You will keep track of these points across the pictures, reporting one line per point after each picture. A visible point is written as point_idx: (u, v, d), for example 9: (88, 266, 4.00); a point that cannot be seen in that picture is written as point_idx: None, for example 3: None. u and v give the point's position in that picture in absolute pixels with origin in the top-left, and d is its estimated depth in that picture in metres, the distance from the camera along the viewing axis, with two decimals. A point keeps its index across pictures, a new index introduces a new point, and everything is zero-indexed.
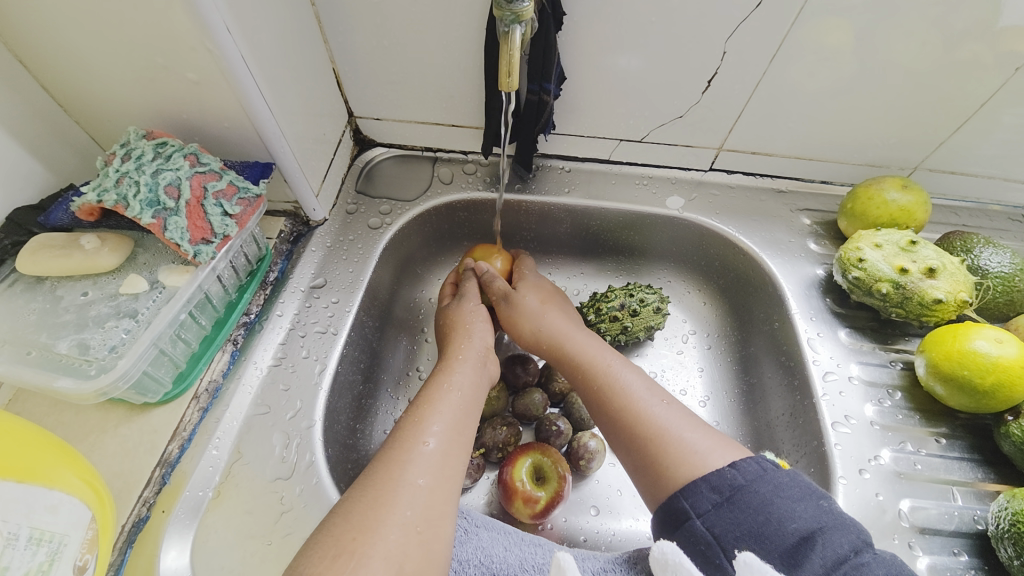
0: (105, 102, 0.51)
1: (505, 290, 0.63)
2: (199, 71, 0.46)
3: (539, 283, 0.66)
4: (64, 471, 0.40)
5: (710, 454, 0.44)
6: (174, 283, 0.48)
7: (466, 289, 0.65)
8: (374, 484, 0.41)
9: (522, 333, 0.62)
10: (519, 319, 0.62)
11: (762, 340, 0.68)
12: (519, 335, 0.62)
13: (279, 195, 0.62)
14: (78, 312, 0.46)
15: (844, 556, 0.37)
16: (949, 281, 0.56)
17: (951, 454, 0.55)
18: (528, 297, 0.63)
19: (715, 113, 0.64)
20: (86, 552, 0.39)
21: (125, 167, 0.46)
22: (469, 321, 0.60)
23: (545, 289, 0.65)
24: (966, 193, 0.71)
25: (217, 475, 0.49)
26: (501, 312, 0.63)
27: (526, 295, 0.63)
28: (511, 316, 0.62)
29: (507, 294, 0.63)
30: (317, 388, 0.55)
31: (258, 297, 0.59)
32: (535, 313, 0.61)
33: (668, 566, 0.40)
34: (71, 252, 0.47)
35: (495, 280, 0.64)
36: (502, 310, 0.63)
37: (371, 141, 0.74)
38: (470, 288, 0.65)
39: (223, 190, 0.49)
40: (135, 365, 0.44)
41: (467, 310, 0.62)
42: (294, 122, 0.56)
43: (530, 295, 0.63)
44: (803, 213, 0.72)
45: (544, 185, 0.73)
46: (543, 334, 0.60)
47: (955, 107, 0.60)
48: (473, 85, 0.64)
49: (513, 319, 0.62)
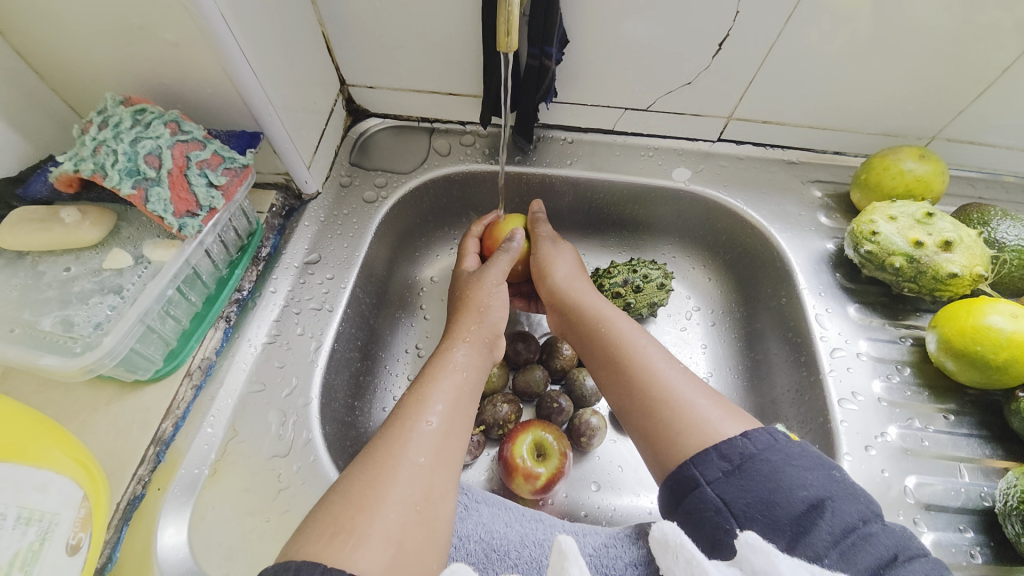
0: (81, 67, 0.48)
1: (552, 236, 0.65)
2: (178, 32, 0.44)
3: (570, 250, 0.64)
4: (52, 450, 0.39)
5: (721, 423, 0.43)
6: (160, 258, 0.46)
7: (483, 262, 0.62)
8: (374, 461, 0.40)
9: (546, 287, 0.61)
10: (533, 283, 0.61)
11: (768, 317, 0.66)
12: (544, 287, 0.61)
13: (268, 167, 0.59)
14: (61, 289, 0.44)
15: (852, 524, 0.36)
16: (965, 255, 0.54)
17: (959, 430, 0.54)
18: (544, 263, 0.62)
19: (725, 79, 0.61)
20: (79, 531, 0.38)
21: (102, 135, 0.43)
22: (484, 299, 0.58)
23: (579, 258, 0.64)
24: (984, 163, 0.68)
25: (212, 452, 0.48)
26: (540, 249, 0.63)
27: (565, 252, 0.63)
28: (546, 259, 0.62)
29: (553, 238, 0.65)
30: (313, 365, 0.54)
31: (250, 274, 0.58)
32: (554, 276, 0.60)
33: (668, 546, 0.39)
34: (51, 226, 0.44)
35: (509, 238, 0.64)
36: (526, 261, 0.63)
37: (364, 111, 0.71)
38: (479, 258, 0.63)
39: (207, 160, 0.46)
40: (122, 342, 0.42)
41: (484, 283, 0.60)
42: (281, 88, 0.53)
43: (567, 253, 0.63)
44: (813, 185, 0.69)
45: (545, 157, 0.70)
46: (570, 293, 0.59)
47: (977, 72, 0.57)
48: (470, 50, 0.60)
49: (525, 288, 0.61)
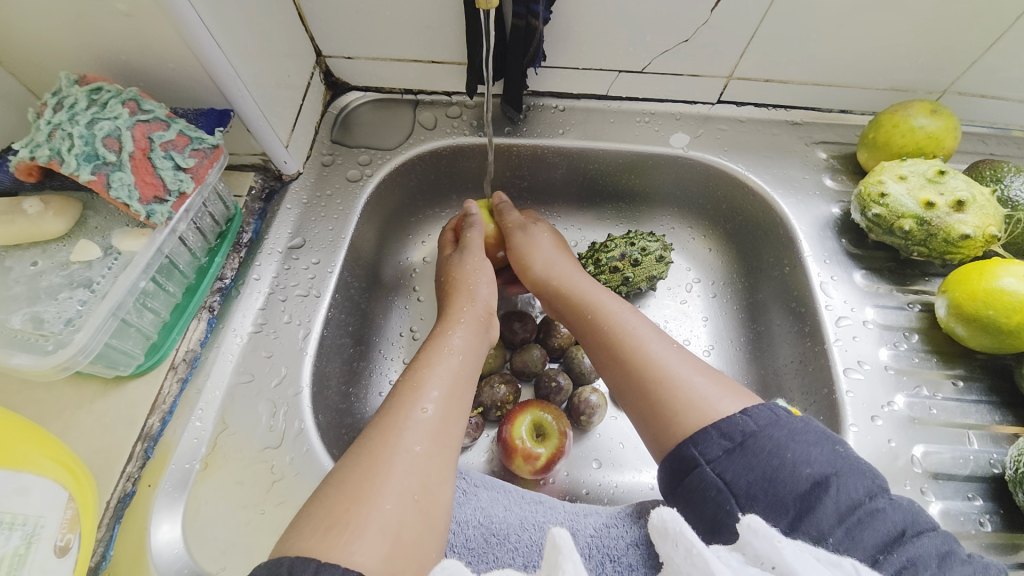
0: (32, 45, 0.45)
1: (521, 221, 0.61)
2: (129, 2, 0.40)
3: (549, 232, 0.62)
4: (32, 453, 0.37)
5: (719, 402, 0.42)
6: (130, 248, 0.44)
7: (472, 242, 0.60)
8: (367, 451, 0.39)
9: (530, 274, 0.59)
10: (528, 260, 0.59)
11: (771, 286, 0.64)
12: (527, 277, 0.59)
13: (244, 147, 0.56)
14: (28, 284, 0.42)
15: (859, 500, 0.35)
16: (978, 215, 0.51)
17: (967, 396, 0.53)
18: (539, 241, 0.60)
19: (725, 35, 0.57)
20: (67, 532, 0.38)
21: (56, 118, 0.40)
22: (474, 281, 0.57)
23: (558, 237, 0.62)
24: (997, 118, 0.65)
25: (203, 446, 0.47)
26: (513, 240, 0.61)
27: (543, 235, 0.61)
28: (523, 248, 0.60)
29: (523, 224, 0.61)
30: (302, 353, 0.52)
31: (232, 261, 0.55)
32: (546, 256, 0.59)
33: (668, 535, 0.36)
34: (13, 218, 0.42)
35: (506, 211, 0.63)
36: (514, 239, 0.60)
37: (344, 84, 0.67)
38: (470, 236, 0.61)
39: (172, 141, 0.43)
40: (95, 338, 0.40)
41: (470, 266, 0.58)
42: (249, 61, 0.49)
43: (544, 236, 0.60)
44: (818, 146, 0.66)
45: (535, 127, 0.67)
46: (555, 278, 0.57)
47: (993, 17, 0.53)
48: (450, 13, 0.56)
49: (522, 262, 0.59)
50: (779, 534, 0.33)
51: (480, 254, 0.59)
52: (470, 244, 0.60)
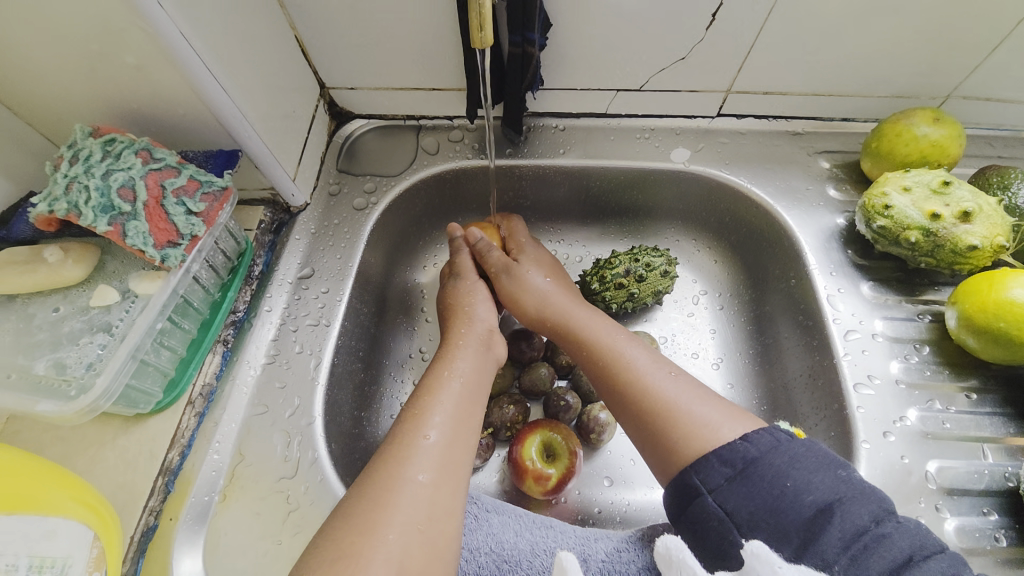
0: (51, 98, 0.47)
1: (504, 262, 0.61)
2: (139, 55, 0.42)
3: (538, 255, 0.63)
4: (59, 496, 0.39)
5: (721, 427, 0.42)
6: (146, 291, 0.45)
7: (466, 269, 0.62)
8: (373, 482, 0.40)
9: (522, 314, 0.59)
10: (522, 296, 0.59)
11: (778, 299, 0.64)
12: (521, 316, 0.59)
13: (252, 182, 0.57)
14: (51, 330, 0.44)
15: (863, 527, 0.35)
16: (985, 226, 0.51)
17: (982, 409, 0.52)
18: (532, 274, 0.60)
19: (721, 51, 0.58)
20: (94, 570, 0.39)
21: (73, 171, 0.42)
22: (471, 302, 0.58)
23: (546, 263, 0.62)
24: (1003, 119, 0.64)
25: (221, 478, 0.48)
26: (500, 285, 0.60)
27: (529, 270, 0.60)
28: (511, 292, 0.60)
29: (507, 267, 0.60)
30: (314, 383, 0.54)
31: (245, 293, 0.57)
32: (539, 291, 0.58)
33: (672, 563, 0.40)
34: (35, 267, 0.44)
35: (489, 250, 0.62)
36: (502, 283, 0.60)
37: (348, 114, 0.68)
38: (467, 264, 0.62)
39: (183, 186, 0.45)
40: (116, 381, 0.42)
41: (467, 290, 0.60)
42: (256, 101, 0.51)
43: (531, 270, 0.60)
44: (821, 155, 0.66)
45: (536, 147, 0.67)
46: (546, 313, 0.57)
47: (990, 23, 0.53)
48: (450, 43, 0.58)
49: (513, 295, 0.59)
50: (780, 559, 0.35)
51: (475, 278, 0.61)
52: (465, 269, 0.62)
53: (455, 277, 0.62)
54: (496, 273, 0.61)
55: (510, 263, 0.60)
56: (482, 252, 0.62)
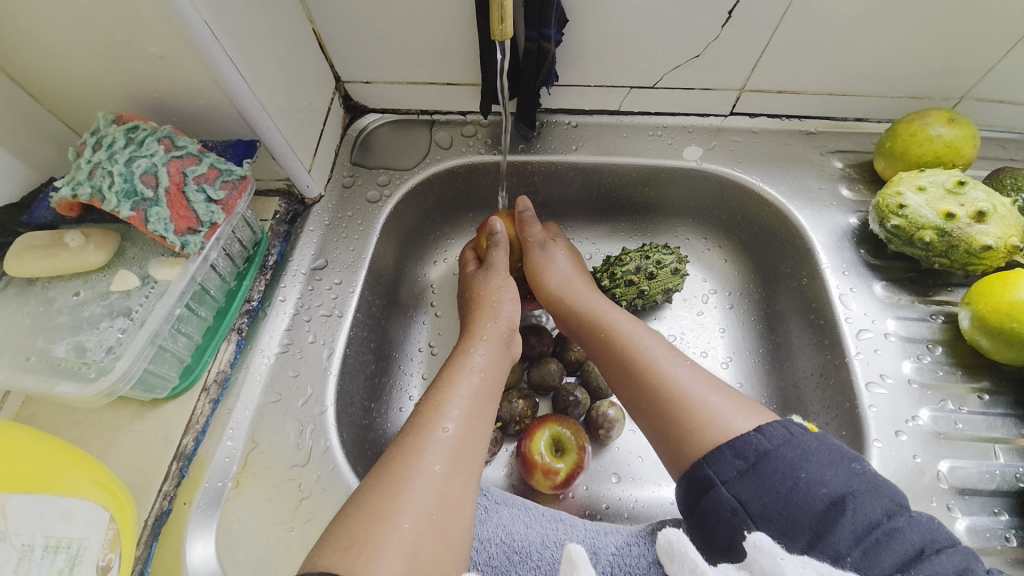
0: (73, 86, 0.47)
1: (542, 238, 0.62)
2: (162, 45, 0.42)
3: (568, 247, 0.64)
4: (75, 477, 0.39)
5: (734, 420, 0.42)
6: (165, 277, 0.46)
7: (492, 258, 0.61)
8: (388, 471, 0.40)
9: (542, 291, 0.60)
10: (548, 274, 0.60)
11: (789, 298, 0.64)
12: (540, 293, 0.60)
13: (268, 173, 0.58)
14: (71, 314, 0.44)
15: (876, 521, 0.35)
16: (1000, 226, 0.50)
17: (994, 410, 0.52)
18: (561, 259, 0.61)
19: (735, 50, 0.58)
20: (109, 552, 0.40)
21: (96, 157, 0.43)
22: (497, 298, 0.58)
23: (575, 256, 0.63)
24: (1017, 123, 0.64)
25: (234, 465, 0.49)
26: (530, 256, 0.62)
27: (560, 252, 0.62)
28: (538, 266, 0.61)
29: (544, 241, 0.62)
30: (327, 372, 0.54)
31: (259, 284, 0.57)
32: (563, 273, 0.60)
33: (674, 556, 0.38)
34: (56, 252, 0.45)
35: (531, 223, 0.63)
36: (533, 254, 0.61)
37: (362, 108, 0.69)
38: (499, 251, 0.62)
39: (203, 174, 0.46)
40: (135, 365, 0.42)
41: (496, 284, 0.59)
42: (274, 92, 0.51)
43: (562, 254, 0.62)
44: (833, 155, 0.66)
45: (549, 143, 0.68)
46: (569, 297, 0.58)
47: (1007, 25, 0.53)
48: (465, 38, 0.58)
49: (539, 271, 0.61)
50: (782, 551, 0.34)
51: (505, 272, 0.61)
52: (497, 264, 0.61)
53: (484, 266, 0.62)
54: (530, 244, 0.62)
55: (547, 241, 0.62)
56: (523, 224, 0.63)
